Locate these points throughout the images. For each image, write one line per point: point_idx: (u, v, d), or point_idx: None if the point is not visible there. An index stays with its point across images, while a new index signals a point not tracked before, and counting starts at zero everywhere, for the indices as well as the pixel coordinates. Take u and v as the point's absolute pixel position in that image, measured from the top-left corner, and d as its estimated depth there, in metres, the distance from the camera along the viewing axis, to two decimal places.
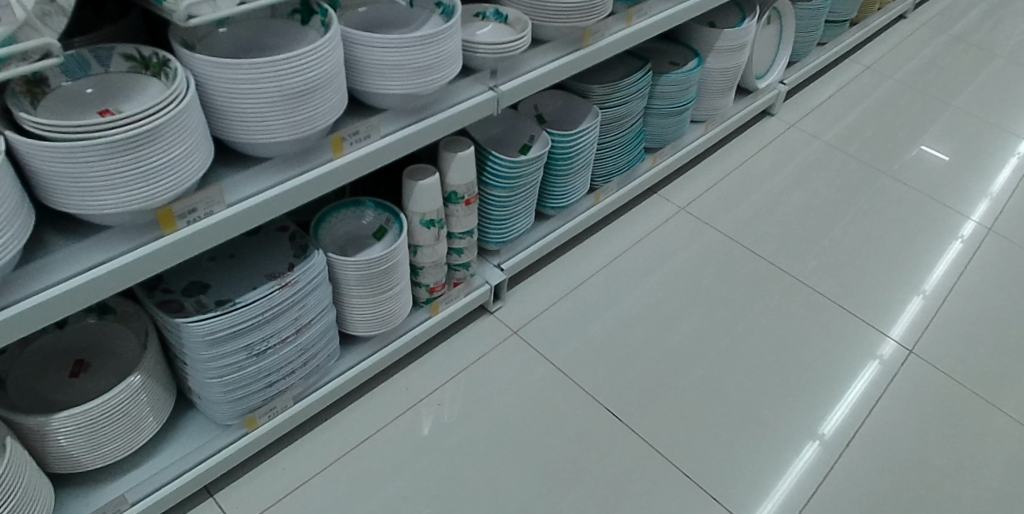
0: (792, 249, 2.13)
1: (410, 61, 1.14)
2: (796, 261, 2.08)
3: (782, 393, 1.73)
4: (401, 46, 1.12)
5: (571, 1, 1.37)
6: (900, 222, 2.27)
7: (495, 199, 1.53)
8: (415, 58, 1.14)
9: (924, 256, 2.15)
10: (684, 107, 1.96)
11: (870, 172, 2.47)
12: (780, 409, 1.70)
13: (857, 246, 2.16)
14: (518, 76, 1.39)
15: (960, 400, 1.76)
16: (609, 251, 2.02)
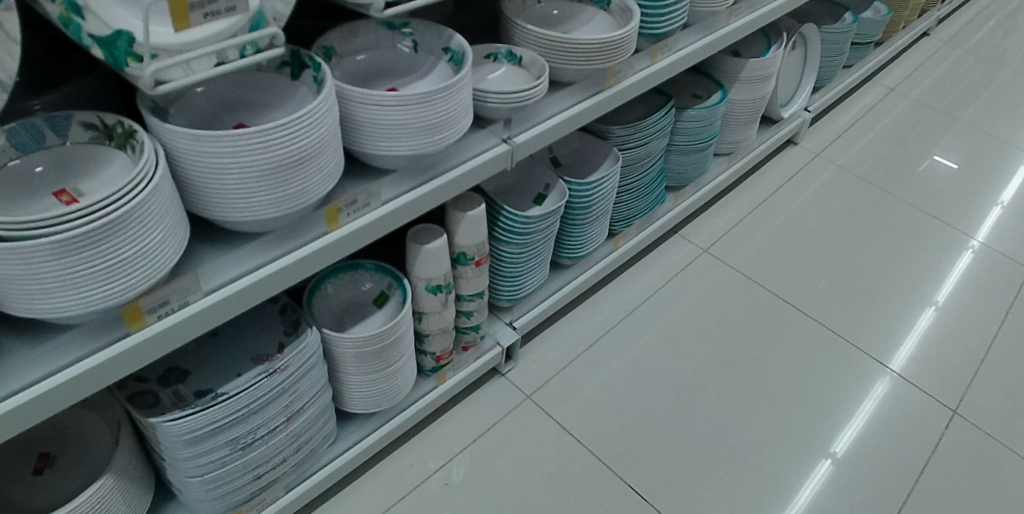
0: (824, 289, 1.97)
1: (415, 120, 1.01)
2: (829, 302, 1.94)
3: (794, 425, 1.63)
4: (404, 104, 0.99)
5: (591, 42, 1.24)
6: (930, 253, 2.12)
7: (508, 255, 1.40)
8: (421, 116, 1.01)
9: (956, 290, 2.01)
10: (707, 142, 1.83)
11: (896, 197, 2.33)
12: (796, 436, 1.61)
13: (893, 285, 2.01)
14: (534, 125, 1.25)
15: (1011, 460, 1.60)
16: (630, 300, 1.87)
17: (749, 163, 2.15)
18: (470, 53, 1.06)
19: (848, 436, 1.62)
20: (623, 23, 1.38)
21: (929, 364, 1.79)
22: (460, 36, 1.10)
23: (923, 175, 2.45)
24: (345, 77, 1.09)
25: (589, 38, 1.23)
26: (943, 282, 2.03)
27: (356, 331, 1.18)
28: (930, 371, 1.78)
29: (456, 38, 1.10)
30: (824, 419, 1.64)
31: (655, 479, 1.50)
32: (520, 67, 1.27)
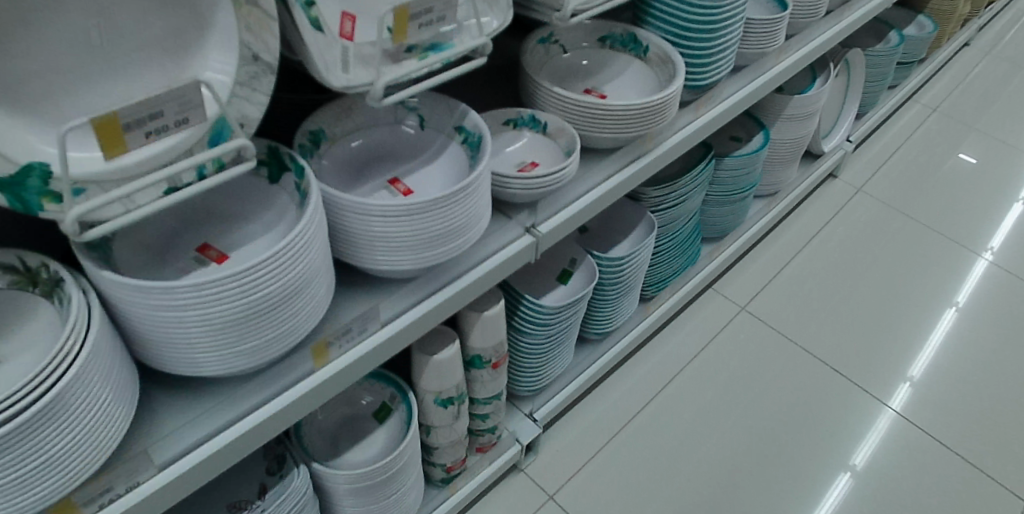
0: (874, 349, 1.78)
1: (420, 230, 0.82)
2: (880, 363, 1.74)
3: (815, 432, 1.59)
4: (406, 212, 0.79)
5: (629, 108, 1.05)
6: (987, 305, 1.92)
7: (530, 346, 1.22)
8: (426, 225, 0.81)
9: (988, 320, 1.89)
10: (746, 192, 1.65)
11: (940, 230, 2.14)
12: (813, 441, 1.57)
13: (944, 338, 1.83)
14: (561, 208, 1.06)
15: None
16: (663, 372, 1.67)
17: (786, 206, 1.96)
18: (489, 139, 0.87)
19: (869, 447, 1.57)
20: (664, 76, 1.18)
21: (930, 394, 1.69)
22: (476, 115, 0.91)
23: (971, 204, 2.25)
24: (337, 169, 0.89)
25: (630, 103, 1.04)
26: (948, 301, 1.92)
27: (351, 459, 1.00)
28: (949, 413, 1.66)
29: (472, 117, 0.92)
30: (847, 425, 1.61)
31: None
32: (546, 136, 1.09)
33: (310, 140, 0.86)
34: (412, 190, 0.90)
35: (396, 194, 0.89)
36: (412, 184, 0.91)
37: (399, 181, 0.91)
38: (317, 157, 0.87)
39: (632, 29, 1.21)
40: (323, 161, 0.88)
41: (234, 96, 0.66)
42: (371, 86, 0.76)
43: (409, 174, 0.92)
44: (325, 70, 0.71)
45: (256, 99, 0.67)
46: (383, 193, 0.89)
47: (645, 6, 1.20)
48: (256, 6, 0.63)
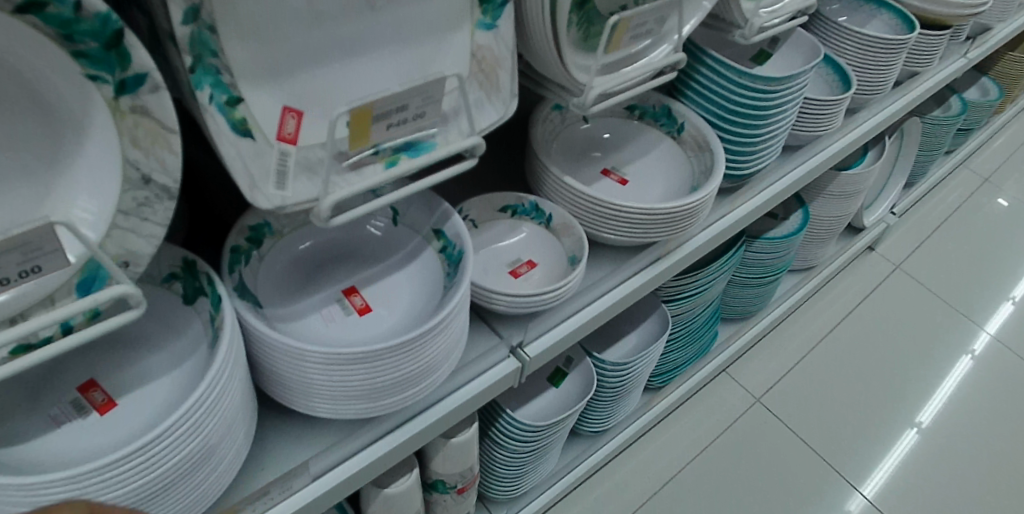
0: (889, 451, 1.62)
1: (376, 377, 0.64)
2: (895, 472, 1.59)
3: (811, 470, 1.56)
4: (360, 359, 0.62)
5: (650, 211, 0.87)
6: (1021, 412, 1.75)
7: (507, 461, 1.08)
8: (383, 374, 0.64)
9: (989, 380, 1.81)
10: (774, 274, 1.50)
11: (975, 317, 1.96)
12: (811, 474, 1.56)
13: (954, 430, 1.69)
14: (556, 323, 0.89)
15: None
16: (661, 468, 1.51)
17: (813, 285, 1.82)
18: (471, 262, 0.70)
19: (869, 490, 1.54)
20: (699, 166, 0.99)
21: (922, 481, 1.58)
22: (459, 221, 0.74)
23: (1014, 291, 2.06)
24: (280, 273, 0.72)
25: (653, 207, 0.87)
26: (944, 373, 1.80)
27: None
28: None
29: (453, 222, 0.74)
30: (846, 458, 1.59)
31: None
32: (548, 231, 0.92)
33: (250, 239, 0.69)
34: (372, 305, 0.73)
35: (350, 310, 0.72)
36: (373, 296, 0.73)
37: (357, 292, 0.74)
38: (257, 256, 0.70)
39: (668, 102, 1.03)
40: (263, 262, 0.71)
41: (115, 227, 0.48)
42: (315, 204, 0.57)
43: (370, 284, 0.75)
44: (251, 187, 0.53)
45: (146, 230, 0.50)
46: (334, 308, 0.72)
47: (685, 76, 1.02)
48: (146, 116, 0.45)
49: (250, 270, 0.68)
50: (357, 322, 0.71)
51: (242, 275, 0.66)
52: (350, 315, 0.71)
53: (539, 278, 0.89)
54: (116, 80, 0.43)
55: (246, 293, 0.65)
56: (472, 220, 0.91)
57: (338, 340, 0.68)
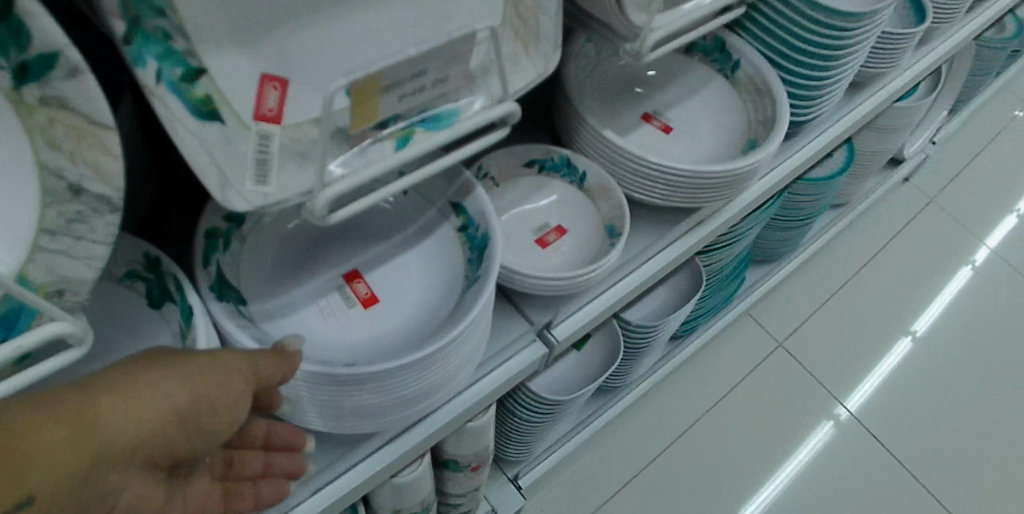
0: (897, 386, 1.61)
1: (377, 397, 0.54)
2: (902, 408, 1.58)
3: (808, 388, 1.58)
4: (358, 381, 0.52)
5: (702, 174, 0.75)
6: None
7: (523, 429, 1.02)
8: (387, 395, 0.54)
9: (991, 297, 1.80)
10: (809, 219, 1.39)
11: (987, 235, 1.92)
12: (810, 390, 1.58)
13: (947, 339, 1.70)
14: (586, 300, 0.78)
15: None
16: (679, 418, 1.49)
17: (845, 223, 1.73)
18: (500, 257, 0.58)
19: (860, 397, 1.58)
20: (756, 114, 0.85)
21: (918, 399, 1.60)
22: (485, 198, 0.61)
23: None
24: (267, 256, 0.59)
25: (707, 171, 0.74)
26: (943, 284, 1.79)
27: None
28: (954, 457, 1.54)
29: (479, 197, 0.62)
30: (841, 371, 1.61)
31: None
32: (580, 192, 0.80)
33: (233, 219, 0.56)
34: (379, 294, 0.61)
35: (354, 302, 0.60)
36: (380, 284, 0.62)
37: (360, 277, 0.62)
38: (239, 239, 0.57)
39: (722, 34, 0.87)
40: (246, 245, 0.58)
41: (39, 252, 0.36)
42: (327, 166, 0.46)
43: (378, 266, 0.62)
44: (223, 187, 0.40)
45: (84, 251, 0.37)
46: (333, 298, 0.60)
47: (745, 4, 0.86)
48: (65, 111, 0.33)
49: (231, 258, 0.56)
50: (361, 317, 0.60)
51: (223, 267, 0.54)
52: (353, 308, 0.60)
53: (569, 248, 0.77)
54: (14, 65, 0.31)
55: (229, 290, 0.54)
56: (493, 177, 0.79)
57: (337, 343, 0.57)
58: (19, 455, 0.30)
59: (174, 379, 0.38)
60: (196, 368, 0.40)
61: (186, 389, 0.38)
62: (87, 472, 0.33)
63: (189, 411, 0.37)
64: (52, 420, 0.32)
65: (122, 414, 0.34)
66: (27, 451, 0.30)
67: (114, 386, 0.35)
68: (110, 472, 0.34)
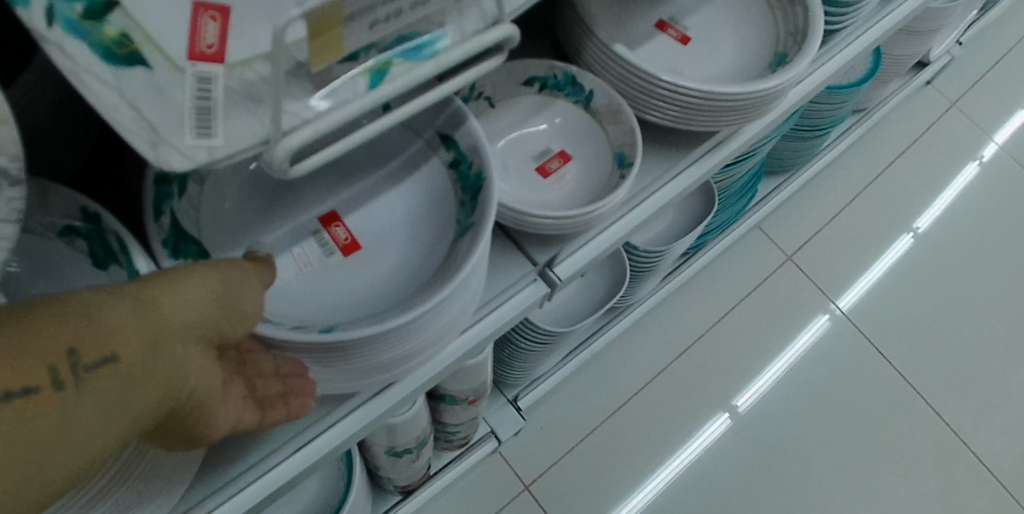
0: (894, 285, 1.68)
1: (358, 359, 0.50)
2: (898, 309, 1.65)
3: (807, 288, 1.64)
4: (340, 348, 0.48)
5: (724, 96, 0.66)
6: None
7: (522, 356, 0.99)
8: (373, 357, 0.50)
9: (994, 200, 1.83)
10: (829, 128, 1.31)
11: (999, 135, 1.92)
12: (804, 289, 1.63)
13: (947, 237, 1.76)
14: (591, 235, 0.71)
15: None
16: (681, 333, 1.54)
17: (862, 131, 1.67)
18: (495, 203, 0.51)
19: (854, 294, 1.65)
20: (788, 21, 0.75)
21: (914, 300, 1.67)
22: (478, 131, 0.54)
23: None
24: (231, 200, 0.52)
25: (730, 92, 0.66)
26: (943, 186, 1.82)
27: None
28: (943, 358, 1.61)
29: (471, 129, 0.54)
30: (841, 271, 1.67)
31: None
32: (587, 113, 0.72)
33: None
34: (361, 240, 0.55)
35: (333, 250, 0.54)
36: (362, 227, 0.56)
37: (339, 221, 0.55)
38: (196, 182, 0.50)
39: None
40: (205, 188, 0.50)
41: None
42: (286, 108, 0.38)
43: (359, 207, 0.56)
44: (155, 144, 0.34)
45: None
46: (308, 245, 0.54)
47: None
48: None
49: (189, 206, 0.49)
50: (341, 267, 0.54)
51: (180, 218, 0.48)
52: (332, 257, 0.54)
53: (574, 177, 0.70)
54: None
55: (187, 242, 0.47)
56: (488, 98, 0.72)
57: (315, 298, 0.52)
58: (95, 319, 0.31)
59: (204, 272, 0.38)
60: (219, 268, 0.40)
61: (218, 284, 0.38)
62: (155, 344, 0.33)
63: (224, 301, 0.38)
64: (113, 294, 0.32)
65: (174, 296, 0.35)
66: (100, 316, 0.31)
67: (153, 274, 0.36)
68: (173, 349, 0.34)
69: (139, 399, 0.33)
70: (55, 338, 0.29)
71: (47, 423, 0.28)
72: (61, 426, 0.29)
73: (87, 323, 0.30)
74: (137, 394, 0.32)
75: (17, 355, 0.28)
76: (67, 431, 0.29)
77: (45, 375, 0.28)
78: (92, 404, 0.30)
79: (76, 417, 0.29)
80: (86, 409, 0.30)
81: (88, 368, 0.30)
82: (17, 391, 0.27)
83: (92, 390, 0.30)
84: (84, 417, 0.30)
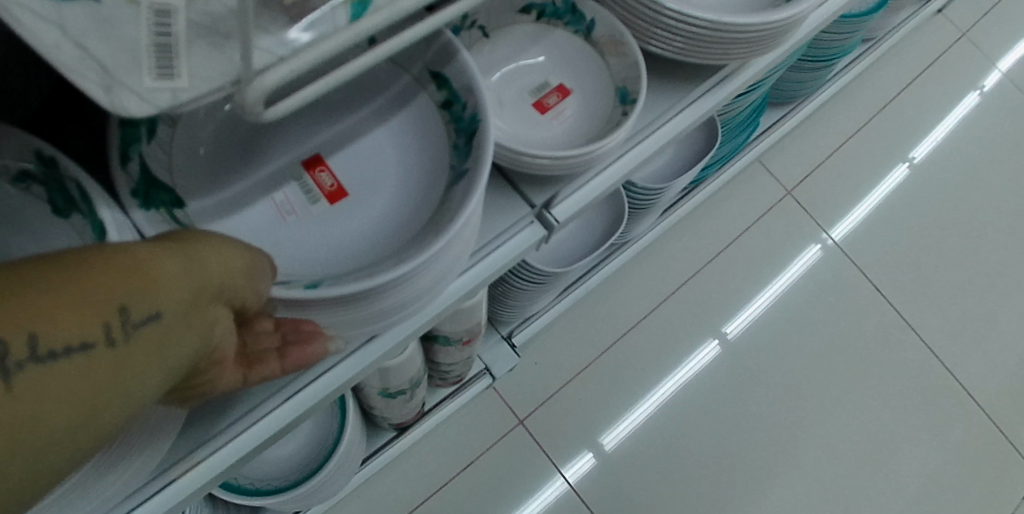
0: (888, 216, 1.66)
1: (350, 312, 0.48)
2: (892, 241, 1.64)
3: (801, 220, 1.62)
4: (330, 302, 0.45)
5: (733, 29, 0.62)
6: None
7: (516, 294, 0.97)
8: (366, 309, 0.48)
9: (995, 130, 1.80)
10: (836, 58, 1.26)
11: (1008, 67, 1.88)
12: (797, 220, 1.62)
13: (946, 168, 1.74)
14: (590, 175, 0.68)
15: (999, 454, 1.50)
16: (675, 268, 1.53)
17: (867, 60, 1.61)
18: (493, 152, 0.47)
19: (848, 225, 1.63)
20: None
21: (908, 233, 1.65)
22: (470, 65, 0.50)
23: None
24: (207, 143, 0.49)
25: (742, 23, 0.61)
26: (944, 113, 1.78)
27: (282, 462, 0.80)
28: (934, 290, 1.61)
29: (464, 63, 0.50)
30: (835, 203, 1.65)
31: (649, 449, 1.39)
32: (588, 44, 0.67)
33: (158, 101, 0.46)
34: (348, 187, 0.52)
35: (318, 197, 0.51)
36: (349, 172, 0.52)
37: (323, 165, 0.52)
38: (167, 124, 0.47)
39: None
40: (177, 131, 0.48)
41: None
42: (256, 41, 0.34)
43: (344, 146, 0.52)
44: (109, 87, 0.31)
45: None
46: (291, 191, 0.50)
47: None
48: None
49: (158, 148, 0.46)
50: (326, 215, 0.51)
51: (149, 161, 0.45)
52: (317, 204, 0.51)
53: (573, 113, 0.66)
54: None
55: (158, 191, 0.44)
56: (482, 28, 0.67)
57: (300, 249, 0.49)
58: (140, 277, 0.30)
59: (230, 239, 0.38)
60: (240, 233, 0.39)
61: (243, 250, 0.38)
62: (192, 306, 0.33)
63: (251, 268, 0.38)
64: (151, 256, 0.32)
65: (206, 261, 0.34)
66: (145, 275, 0.31)
67: (182, 239, 0.35)
68: (206, 312, 0.34)
69: (174, 361, 0.32)
70: (106, 293, 0.29)
71: (97, 379, 0.28)
72: (107, 384, 0.29)
73: (133, 280, 0.30)
74: (166, 358, 0.31)
75: (73, 308, 0.27)
76: (114, 389, 0.29)
77: (99, 331, 0.28)
78: (132, 364, 0.30)
79: (120, 375, 0.29)
80: (130, 367, 0.30)
81: (136, 327, 0.30)
82: (74, 345, 0.27)
83: (132, 351, 0.29)
84: (117, 378, 0.29)
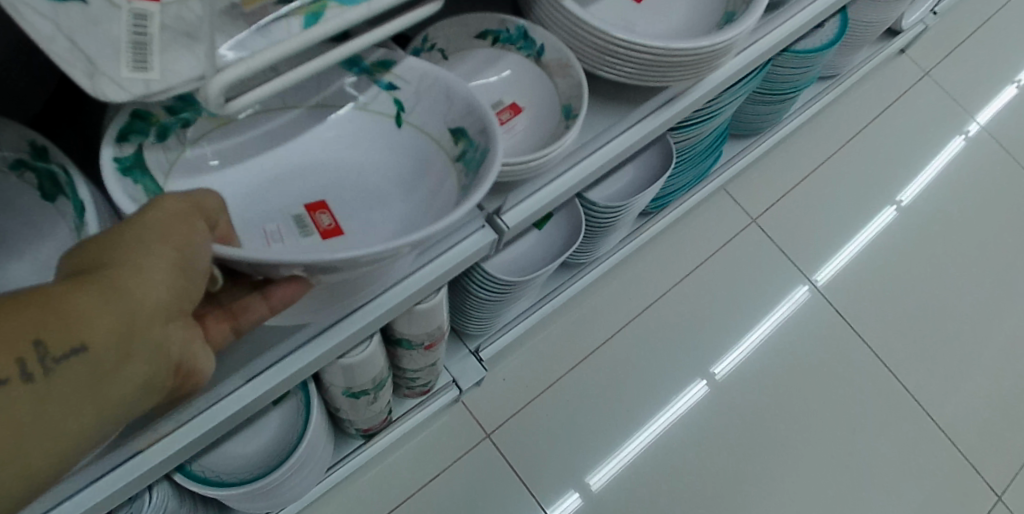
0: (863, 253, 1.73)
1: (334, 273, 0.50)
2: (866, 276, 1.71)
3: (771, 252, 1.69)
4: (318, 264, 0.48)
5: (672, 53, 0.68)
6: (1000, 235, 1.83)
7: (482, 306, 1.02)
8: (348, 269, 0.51)
9: (981, 176, 1.89)
10: (795, 92, 1.34)
11: (972, 109, 1.97)
12: (772, 254, 1.68)
13: (928, 209, 1.82)
14: (538, 186, 0.74)
15: (978, 493, 1.54)
16: (646, 291, 1.59)
17: (832, 96, 1.70)
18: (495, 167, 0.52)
19: (834, 267, 1.70)
20: None
21: (878, 266, 1.72)
22: (490, 115, 0.56)
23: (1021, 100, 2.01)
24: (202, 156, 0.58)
25: (678, 47, 0.68)
26: (928, 159, 1.87)
27: (249, 459, 0.84)
28: (906, 323, 1.68)
29: (480, 113, 0.57)
30: (823, 243, 1.72)
31: (639, 482, 1.43)
32: (537, 66, 0.74)
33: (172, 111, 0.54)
34: (344, 228, 0.59)
35: (312, 232, 0.58)
36: (346, 216, 0.59)
37: (325, 209, 0.59)
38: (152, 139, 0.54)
39: None
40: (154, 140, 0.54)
41: None
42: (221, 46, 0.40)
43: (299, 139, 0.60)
44: (92, 75, 0.37)
45: None
46: (286, 225, 0.58)
47: None
48: None
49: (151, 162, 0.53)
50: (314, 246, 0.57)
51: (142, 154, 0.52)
52: (309, 237, 0.58)
53: (524, 128, 0.73)
54: None
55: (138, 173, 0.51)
56: (441, 50, 0.74)
57: None
58: (58, 318, 0.38)
59: (157, 232, 0.43)
60: (186, 217, 0.44)
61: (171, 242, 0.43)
62: (126, 330, 0.40)
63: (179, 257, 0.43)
64: (73, 289, 0.39)
65: (141, 280, 0.41)
66: (65, 313, 0.38)
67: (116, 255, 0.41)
68: (146, 328, 0.41)
69: (119, 382, 0.40)
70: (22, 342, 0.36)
71: (26, 410, 0.36)
72: (42, 412, 0.37)
73: (51, 323, 0.37)
74: (103, 375, 0.39)
75: None
76: (54, 411, 0.37)
77: (19, 369, 0.36)
78: (66, 388, 0.37)
79: (55, 399, 0.37)
80: (63, 390, 0.37)
81: (55, 359, 0.37)
82: None
83: (58, 378, 0.37)
84: (53, 401, 0.37)
